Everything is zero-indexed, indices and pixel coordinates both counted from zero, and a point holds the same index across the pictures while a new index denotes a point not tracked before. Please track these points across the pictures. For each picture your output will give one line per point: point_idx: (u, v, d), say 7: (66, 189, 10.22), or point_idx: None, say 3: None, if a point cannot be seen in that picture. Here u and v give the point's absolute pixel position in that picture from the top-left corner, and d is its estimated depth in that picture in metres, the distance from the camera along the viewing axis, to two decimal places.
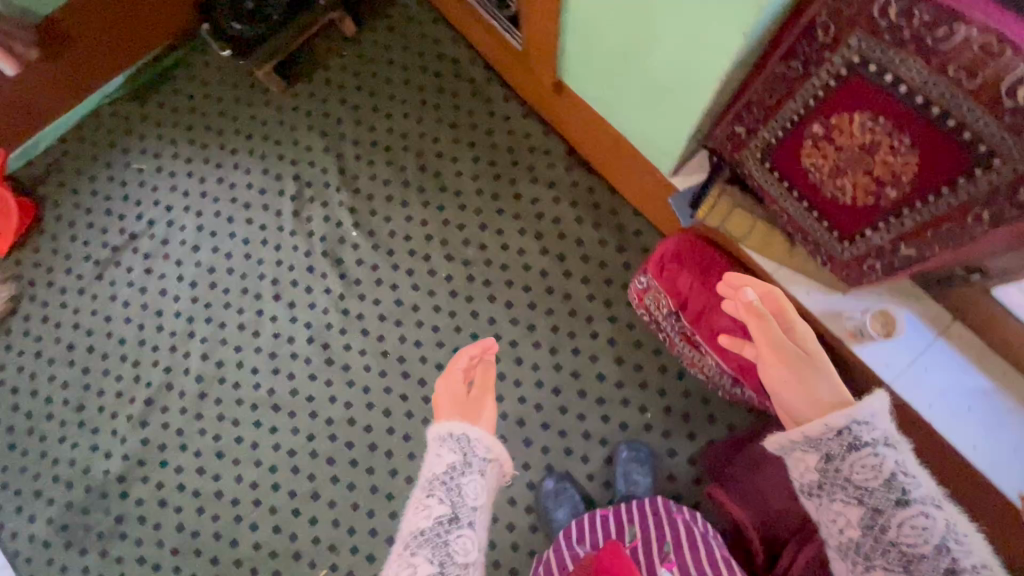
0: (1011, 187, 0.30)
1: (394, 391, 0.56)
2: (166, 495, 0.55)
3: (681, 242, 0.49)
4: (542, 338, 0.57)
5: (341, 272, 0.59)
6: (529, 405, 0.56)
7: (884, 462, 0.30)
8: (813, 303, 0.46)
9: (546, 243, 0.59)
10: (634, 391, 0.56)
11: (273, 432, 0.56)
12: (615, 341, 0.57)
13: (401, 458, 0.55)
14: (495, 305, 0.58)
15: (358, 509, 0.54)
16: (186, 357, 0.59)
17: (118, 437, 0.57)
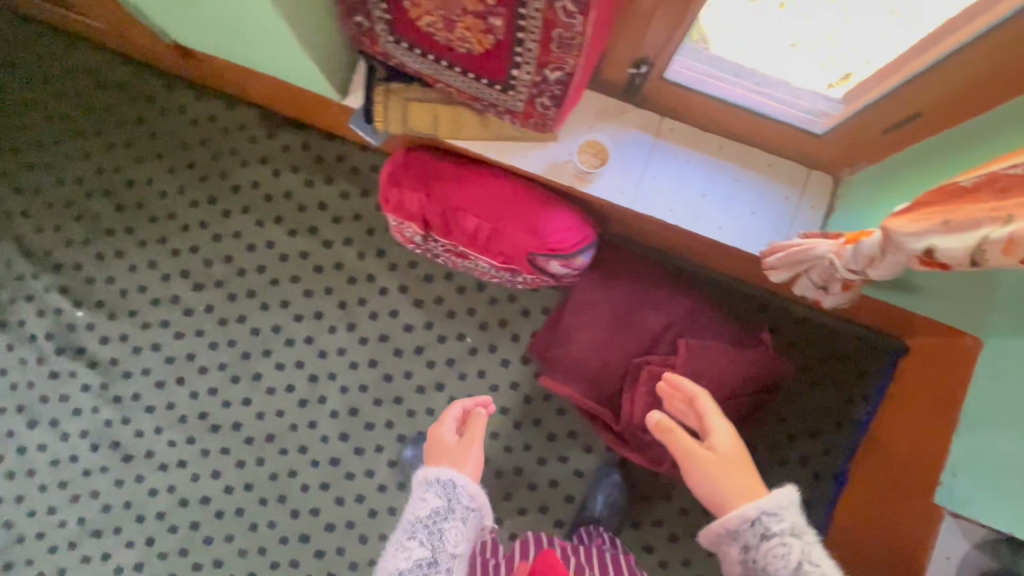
0: (547, 21, 0.96)
1: (344, 348, 1.71)
2: (305, 436, 1.69)
3: (397, 168, 1.39)
4: (360, 287, 1.72)
5: (244, 319, 1.73)
6: (387, 326, 1.71)
7: (782, 544, 0.96)
8: (530, 164, 1.36)
9: (312, 215, 1.73)
10: (429, 307, 1.69)
11: (298, 399, 1.70)
12: (405, 278, 1.70)
13: (373, 377, 1.68)
14: (320, 255, 1.72)
15: (367, 396, 1.70)
16: (192, 414, 1.71)
17: (236, 425, 1.70)
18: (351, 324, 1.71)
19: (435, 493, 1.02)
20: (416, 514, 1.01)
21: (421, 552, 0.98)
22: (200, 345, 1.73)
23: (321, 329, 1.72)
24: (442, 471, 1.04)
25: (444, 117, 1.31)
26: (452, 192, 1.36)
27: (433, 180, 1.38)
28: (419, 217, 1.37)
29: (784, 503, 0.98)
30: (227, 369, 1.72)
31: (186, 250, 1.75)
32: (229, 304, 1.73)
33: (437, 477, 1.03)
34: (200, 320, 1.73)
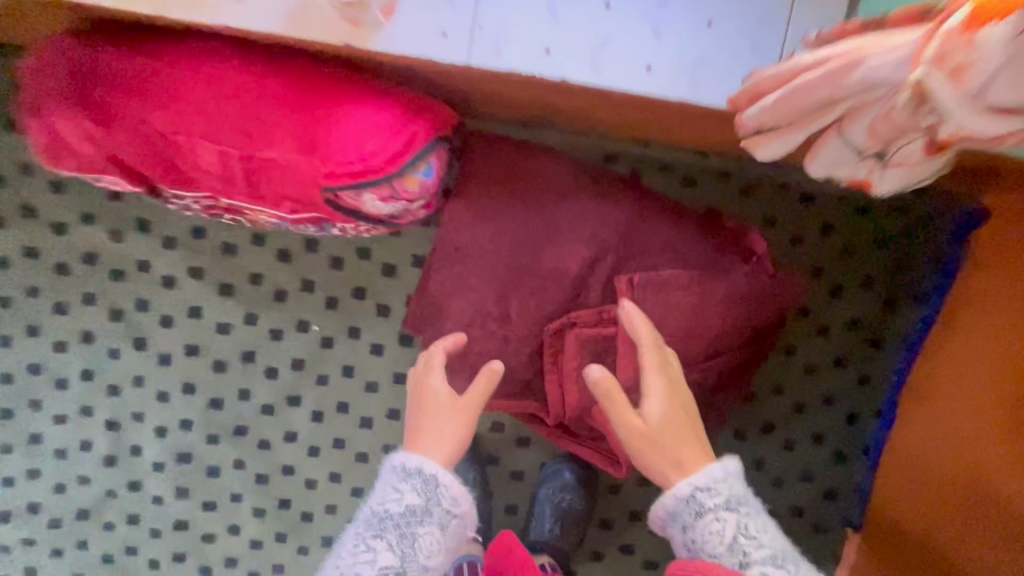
0: None
1: (178, 377, 1.21)
2: (175, 463, 1.24)
3: (37, 68, 0.79)
4: (206, 292, 1.18)
5: (30, 332, 1.20)
6: (269, 288, 1.17)
7: (721, 523, 0.76)
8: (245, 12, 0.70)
9: (38, 194, 1.13)
10: (288, 265, 1.16)
11: (167, 413, 1.22)
12: (219, 263, 1.16)
13: (247, 353, 1.19)
14: (86, 257, 1.16)
15: (243, 396, 1.21)
16: (31, 423, 1.23)
17: (84, 446, 1.24)
18: (227, 324, 1.19)
19: (413, 488, 0.84)
20: (385, 510, 0.83)
21: (389, 555, 0.81)
22: (27, 348, 1.20)
23: (192, 339, 1.19)
24: (427, 460, 0.86)
25: None
26: (286, 104, 0.80)
27: (239, 95, 0.79)
28: (298, 199, 0.86)
29: (719, 476, 0.79)
30: (66, 392, 1.22)
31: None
32: (60, 282, 1.17)
33: (415, 471, 0.85)
34: (30, 311, 1.19)
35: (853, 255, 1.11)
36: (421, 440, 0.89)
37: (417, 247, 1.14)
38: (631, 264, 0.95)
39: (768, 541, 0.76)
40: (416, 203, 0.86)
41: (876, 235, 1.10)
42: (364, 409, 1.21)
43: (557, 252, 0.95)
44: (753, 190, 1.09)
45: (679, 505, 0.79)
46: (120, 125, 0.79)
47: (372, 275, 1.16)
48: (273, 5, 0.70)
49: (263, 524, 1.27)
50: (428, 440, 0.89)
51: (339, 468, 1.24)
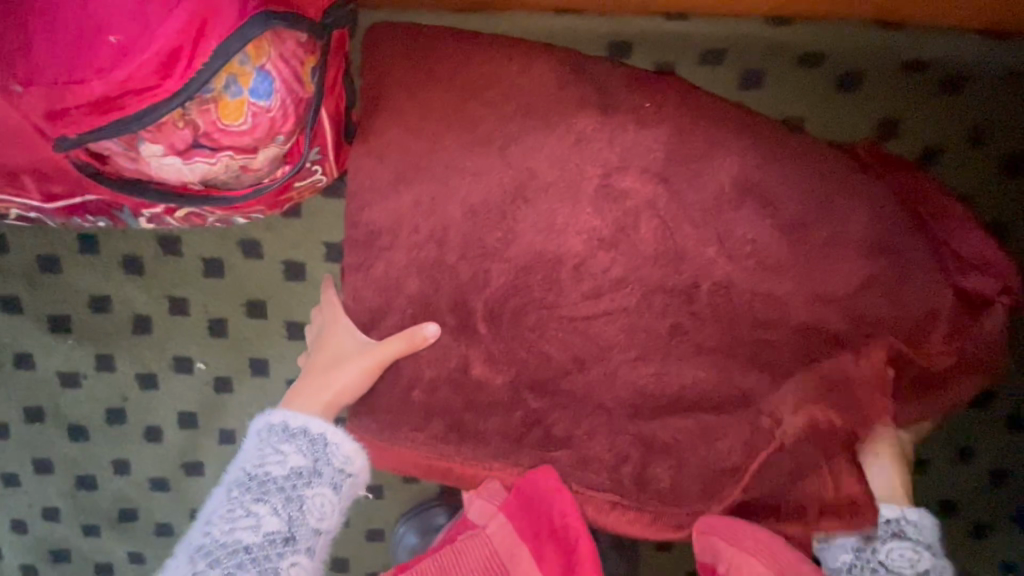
0: None
1: (24, 451, 0.84)
2: (49, 565, 0.89)
3: None
4: (34, 329, 0.79)
5: None
6: (122, 315, 0.78)
7: (917, 558, 0.53)
8: None
9: None
10: (142, 278, 0.76)
11: (22, 501, 0.86)
12: (40, 285, 0.77)
13: (112, 410, 0.82)
14: None
15: (121, 468, 0.85)
16: None
17: None
18: (75, 373, 0.81)
19: (299, 442, 0.53)
20: (263, 473, 0.51)
21: (273, 523, 0.49)
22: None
23: (31, 400, 0.82)
24: (317, 418, 0.55)
25: None
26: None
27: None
28: (36, 170, 0.45)
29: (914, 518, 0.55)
30: None
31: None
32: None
33: (300, 428, 0.54)
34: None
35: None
36: (303, 379, 0.59)
37: (330, 231, 0.73)
38: (687, 222, 0.53)
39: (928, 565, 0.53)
40: (256, 156, 0.44)
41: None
42: None
43: (544, 212, 0.54)
44: (863, 80, 0.67)
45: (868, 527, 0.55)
46: None
47: (270, 281, 0.76)
48: None
49: None
50: (313, 381, 0.58)
51: None
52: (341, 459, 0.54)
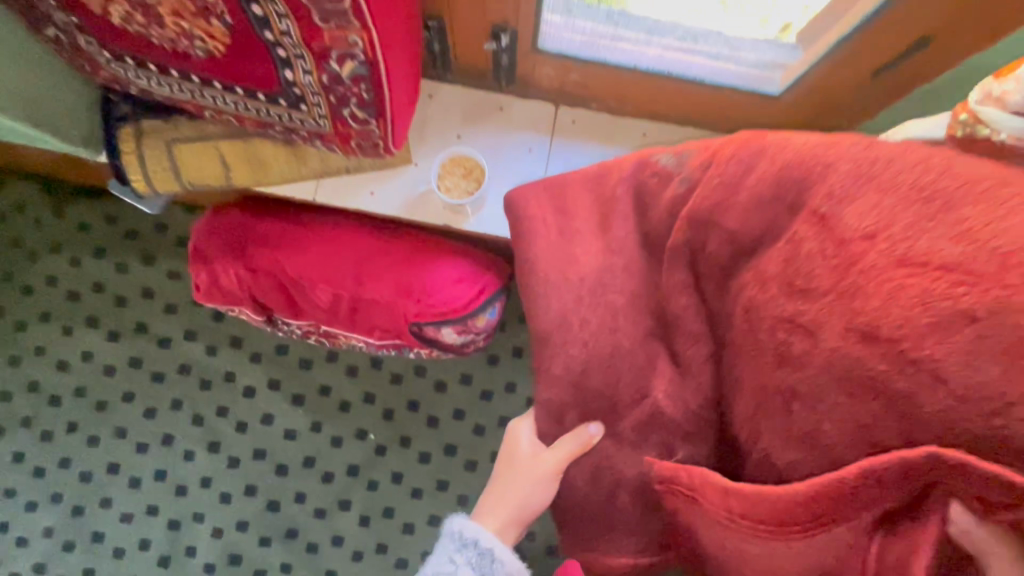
0: (254, 24, 0.63)
1: (242, 479, 1.34)
2: (224, 566, 1.32)
3: (204, 224, 1.04)
4: (280, 400, 1.35)
5: (120, 434, 1.35)
6: (335, 398, 1.35)
7: None
8: (378, 204, 0.98)
9: (156, 316, 1.36)
10: (353, 378, 1.36)
11: (225, 514, 1.33)
12: (295, 376, 1.36)
13: (307, 458, 1.34)
14: (184, 369, 1.36)
15: (299, 498, 1.34)
16: (100, 522, 1.33)
17: (142, 546, 1.33)
18: (294, 431, 1.35)
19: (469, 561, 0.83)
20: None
21: None
22: (112, 448, 1.35)
23: (260, 444, 1.35)
24: (485, 533, 0.85)
25: (252, 163, 0.91)
26: (393, 258, 1.05)
27: (356, 250, 1.04)
28: (387, 329, 1.08)
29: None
30: (136, 491, 1.34)
31: (104, 335, 1.36)
32: (154, 389, 1.36)
33: (473, 538, 0.84)
34: (121, 414, 1.35)
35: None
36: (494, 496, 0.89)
37: (465, 367, 1.35)
38: None
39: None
40: (480, 335, 1.08)
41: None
42: (407, 514, 1.33)
43: None
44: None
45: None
46: (258, 271, 1.03)
47: (425, 390, 1.35)
48: (396, 196, 0.98)
49: None
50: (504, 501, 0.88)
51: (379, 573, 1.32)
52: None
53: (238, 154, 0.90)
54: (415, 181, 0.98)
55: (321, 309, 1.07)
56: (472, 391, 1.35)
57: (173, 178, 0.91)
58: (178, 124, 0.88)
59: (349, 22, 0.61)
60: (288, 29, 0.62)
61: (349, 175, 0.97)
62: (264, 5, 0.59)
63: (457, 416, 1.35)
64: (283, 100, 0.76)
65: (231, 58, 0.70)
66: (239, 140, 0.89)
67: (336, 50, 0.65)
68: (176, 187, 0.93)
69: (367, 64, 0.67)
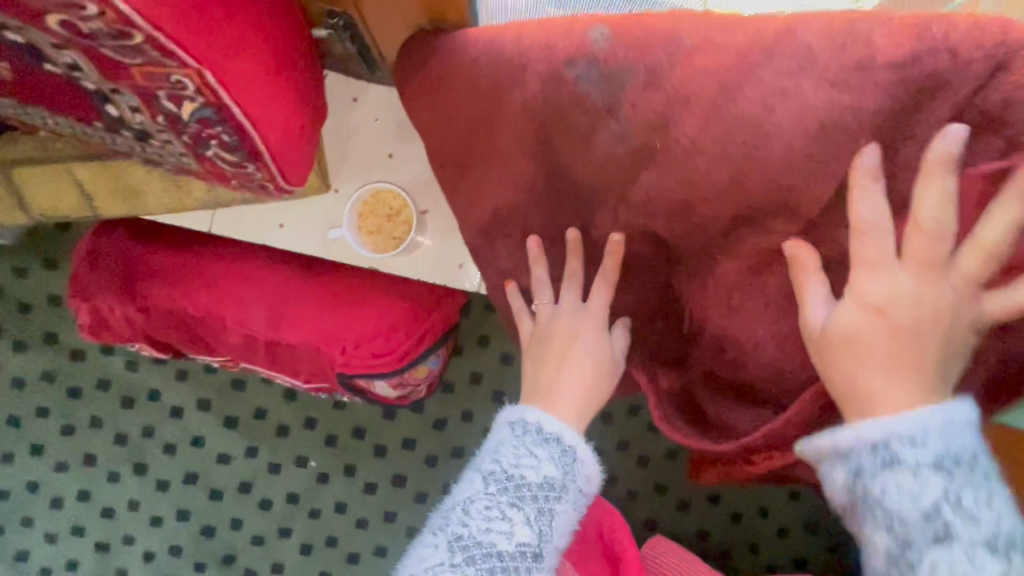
0: (25, 53, 0.42)
1: (173, 502, 1.24)
2: None
3: (84, 249, 0.86)
4: (212, 423, 1.23)
5: (37, 451, 1.23)
6: (272, 421, 1.23)
7: None
8: (287, 241, 0.80)
9: (67, 327, 1.20)
10: (291, 401, 1.22)
11: (156, 538, 1.24)
12: (227, 397, 1.22)
13: (242, 484, 1.24)
14: (101, 385, 1.22)
15: (235, 523, 1.24)
16: (22, 542, 1.24)
17: (68, 568, 1.24)
18: (228, 455, 1.23)
19: (551, 455, 0.64)
20: (520, 475, 0.63)
21: (524, 531, 0.61)
22: (29, 466, 1.23)
23: (191, 467, 1.23)
24: (568, 429, 0.65)
25: (120, 195, 0.73)
26: (314, 299, 0.87)
27: (270, 289, 0.87)
28: (311, 374, 0.93)
29: (938, 425, 0.46)
30: (59, 512, 1.24)
31: (10, 345, 1.20)
32: (70, 405, 1.22)
33: (555, 435, 0.64)
34: (37, 431, 1.23)
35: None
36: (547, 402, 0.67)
37: None
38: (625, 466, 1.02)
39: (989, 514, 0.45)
40: (420, 384, 0.93)
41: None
42: (351, 544, 1.24)
43: None
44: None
45: (858, 446, 0.48)
46: (151, 309, 0.86)
47: (371, 416, 1.23)
48: (309, 233, 0.79)
49: None
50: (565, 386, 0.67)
51: None
52: (581, 480, 0.65)
53: (101, 183, 0.71)
54: (331, 213, 0.79)
55: (234, 350, 0.91)
56: (423, 419, 1.23)
57: (18, 208, 0.74)
58: (18, 143, 0.68)
59: (160, 57, 0.41)
60: (77, 61, 0.42)
61: (249, 205, 0.78)
62: (20, 32, 0.39)
63: (406, 445, 1.23)
64: (125, 133, 0.56)
65: (28, 85, 0.50)
66: (98, 166, 0.69)
67: (161, 89, 0.45)
68: (25, 216, 0.76)
69: (212, 107, 0.47)
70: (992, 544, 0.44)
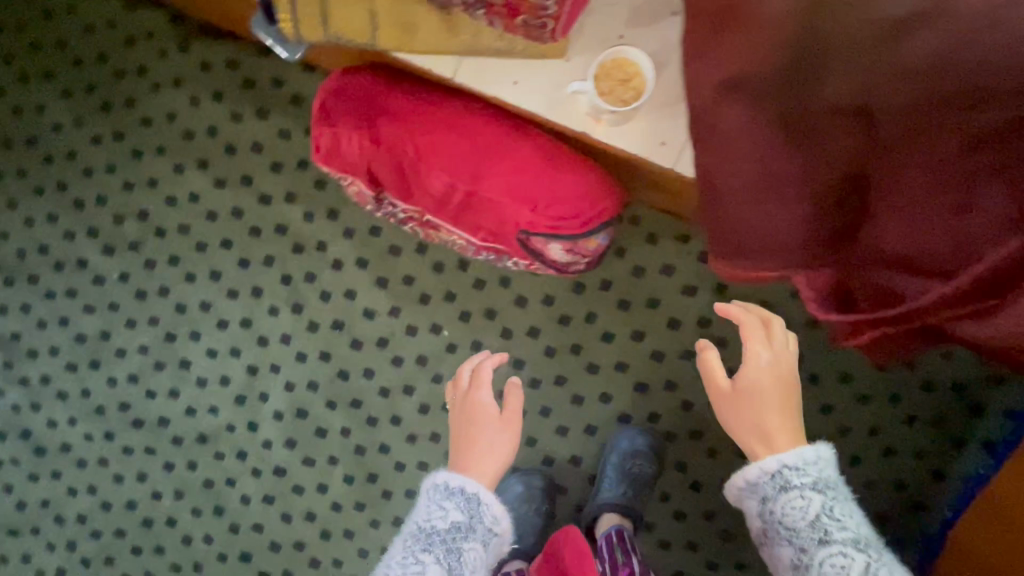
0: None
1: (317, 343, 1.40)
2: (291, 415, 1.42)
3: (333, 84, 1.01)
4: (365, 280, 1.38)
5: (214, 277, 1.42)
6: (417, 289, 1.37)
7: None
8: (519, 98, 0.91)
9: (262, 172, 1.37)
10: (438, 273, 1.36)
11: (297, 371, 1.41)
12: (383, 259, 1.37)
13: (379, 339, 1.39)
14: (278, 229, 1.39)
15: (365, 372, 1.40)
16: (187, 352, 1.44)
17: (222, 381, 1.43)
18: (372, 312, 1.38)
19: (456, 506, 1.04)
20: (432, 524, 1.03)
21: (436, 565, 0.98)
22: (204, 288, 1.42)
23: (340, 316, 1.39)
24: (470, 481, 1.06)
25: (400, 29, 0.86)
26: (516, 162, 0.99)
27: (480, 147, 0.99)
28: (490, 233, 1.06)
29: (809, 456, 0.90)
30: (222, 333, 1.43)
31: (212, 180, 1.39)
32: (249, 242, 1.40)
33: (458, 487, 1.05)
34: (217, 260, 1.41)
35: (907, 424, 1.29)
36: (470, 442, 1.13)
37: (551, 288, 1.34)
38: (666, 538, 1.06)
39: (850, 526, 0.87)
40: (585, 255, 1.05)
41: (936, 413, 1.27)
42: None
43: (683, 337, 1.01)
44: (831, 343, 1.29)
45: (762, 476, 0.91)
46: (380, 142, 1.00)
47: (505, 300, 1.35)
48: (541, 92, 0.90)
49: (348, 488, 1.42)
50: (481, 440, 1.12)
51: (427, 458, 1.39)
52: (485, 512, 1.05)
53: (390, 14, 0.84)
54: (563, 77, 0.90)
55: (432, 201, 1.05)
56: (551, 312, 1.35)
57: (318, 27, 0.87)
58: None
59: None
60: None
61: (496, 58, 0.90)
62: None
63: (531, 334, 1.35)
64: None
65: None
66: None
67: None
68: (320, 38, 0.89)
69: None
70: (849, 545, 0.84)
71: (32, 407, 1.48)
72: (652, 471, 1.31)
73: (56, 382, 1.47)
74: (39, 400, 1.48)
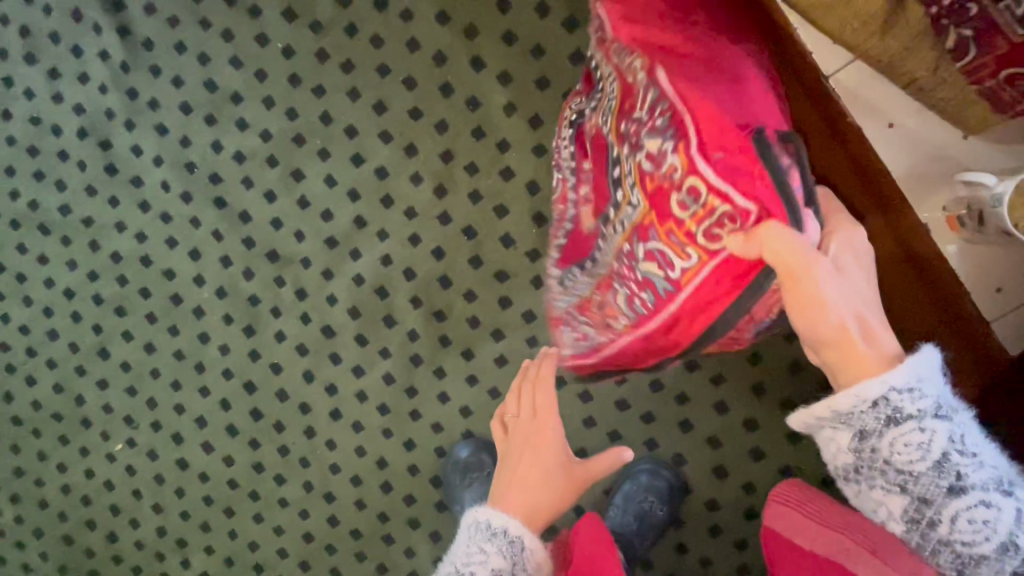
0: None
1: (438, 236, 1.25)
2: (370, 288, 1.29)
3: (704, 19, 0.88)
4: (524, 207, 1.22)
5: (376, 110, 1.24)
6: None
7: None
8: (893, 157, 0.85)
9: (491, 34, 1.18)
10: None
11: (401, 251, 1.27)
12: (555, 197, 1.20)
13: (500, 271, 1.24)
14: (471, 102, 1.21)
15: (467, 294, 1.26)
16: (307, 166, 1.28)
17: (324, 214, 1.29)
18: (511, 241, 1.23)
19: (497, 547, 0.88)
20: (469, 570, 0.86)
21: None
22: (361, 113, 1.25)
23: (476, 225, 1.24)
24: (512, 520, 0.91)
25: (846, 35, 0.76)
26: None
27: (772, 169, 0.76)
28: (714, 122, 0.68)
29: (918, 381, 0.65)
30: (353, 168, 1.27)
31: (435, 9, 1.19)
32: (433, 97, 1.22)
33: (500, 526, 0.90)
34: (390, 93, 1.23)
35: None
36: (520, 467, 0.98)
37: None
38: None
39: (957, 444, 0.65)
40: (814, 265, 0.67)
41: None
42: None
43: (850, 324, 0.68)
44: None
45: (866, 407, 0.66)
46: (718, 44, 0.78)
47: None
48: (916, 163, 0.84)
49: (382, 386, 1.32)
50: (540, 462, 0.98)
51: (473, 406, 1.29)
52: (527, 562, 0.88)
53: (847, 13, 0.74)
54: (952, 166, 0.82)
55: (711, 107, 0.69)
56: None
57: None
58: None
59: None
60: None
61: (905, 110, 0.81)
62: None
63: None
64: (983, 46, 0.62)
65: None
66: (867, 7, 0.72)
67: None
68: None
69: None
70: (990, 490, 0.64)
71: (126, 123, 1.33)
72: (665, 514, 1.22)
73: (162, 112, 1.32)
74: (136, 120, 1.33)
